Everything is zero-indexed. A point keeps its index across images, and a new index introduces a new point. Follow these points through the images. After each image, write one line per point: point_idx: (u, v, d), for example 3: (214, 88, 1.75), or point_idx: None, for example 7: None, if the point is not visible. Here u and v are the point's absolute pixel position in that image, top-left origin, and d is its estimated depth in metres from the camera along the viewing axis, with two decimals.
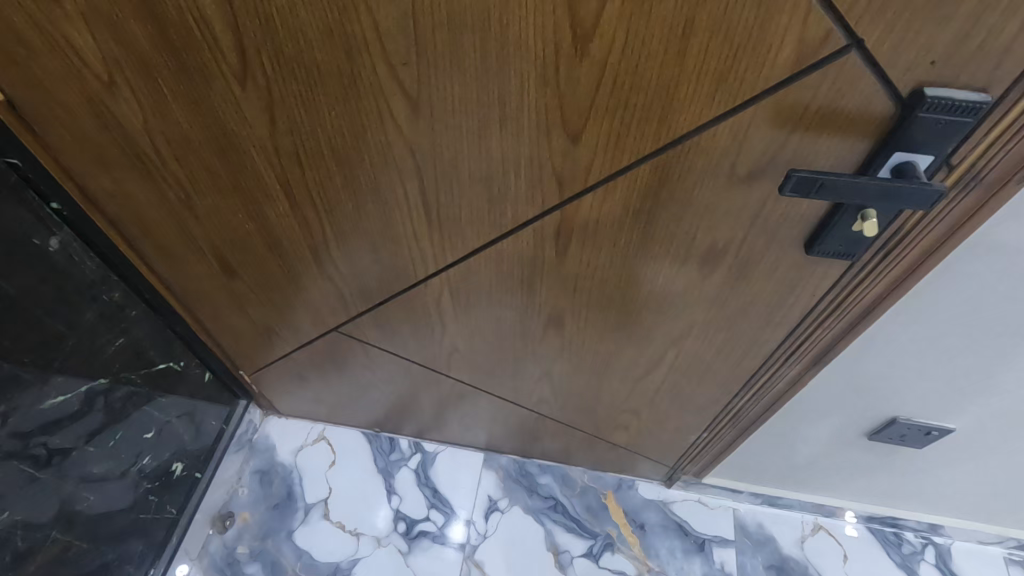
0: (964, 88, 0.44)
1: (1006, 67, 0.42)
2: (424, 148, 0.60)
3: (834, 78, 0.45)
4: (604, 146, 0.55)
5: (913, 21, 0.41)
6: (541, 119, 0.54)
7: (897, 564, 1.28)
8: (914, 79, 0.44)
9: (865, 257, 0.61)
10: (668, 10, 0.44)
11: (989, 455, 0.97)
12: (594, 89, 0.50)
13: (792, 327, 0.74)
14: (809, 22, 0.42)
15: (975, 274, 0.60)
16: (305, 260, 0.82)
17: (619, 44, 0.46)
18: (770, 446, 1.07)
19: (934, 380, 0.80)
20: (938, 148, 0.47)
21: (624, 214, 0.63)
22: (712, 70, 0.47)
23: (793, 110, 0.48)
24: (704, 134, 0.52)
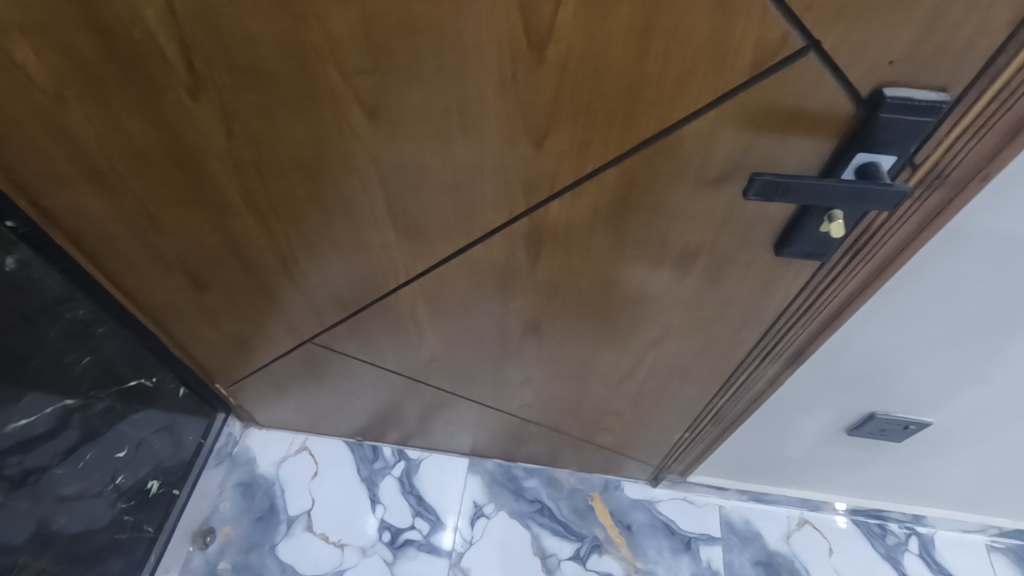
0: (924, 87, 0.43)
1: (965, 66, 0.42)
2: (386, 158, 0.59)
3: (794, 80, 0.44)
4: (569, 152, 0.54)
5: (871, 21, 0.40)
6: (502, 126, 0.53)
7: (882, 556, 1.29)
8: (874, 80, 0.43)
9: (835, 257, 0.61)
10: (623, 15, 0.43)
11: (969, 446, 0.98)
12: (554, 95, 0.49)
13: (767, 327, 0.74)
14: (765, 24, 0.41)
15: (949, 272, 0.60)
16: (274, 272, 0.80)
17: (575, 50, 0.45)
18: (753, 443, 1.08)
19: (907, 377, 0.80)
20: (902, 149, 0.47)
21: (594, 219, 0.62)
22: (672, 73, 0.46)
23: (755, 112, 0.47)
24: (668, 138, 0.51)
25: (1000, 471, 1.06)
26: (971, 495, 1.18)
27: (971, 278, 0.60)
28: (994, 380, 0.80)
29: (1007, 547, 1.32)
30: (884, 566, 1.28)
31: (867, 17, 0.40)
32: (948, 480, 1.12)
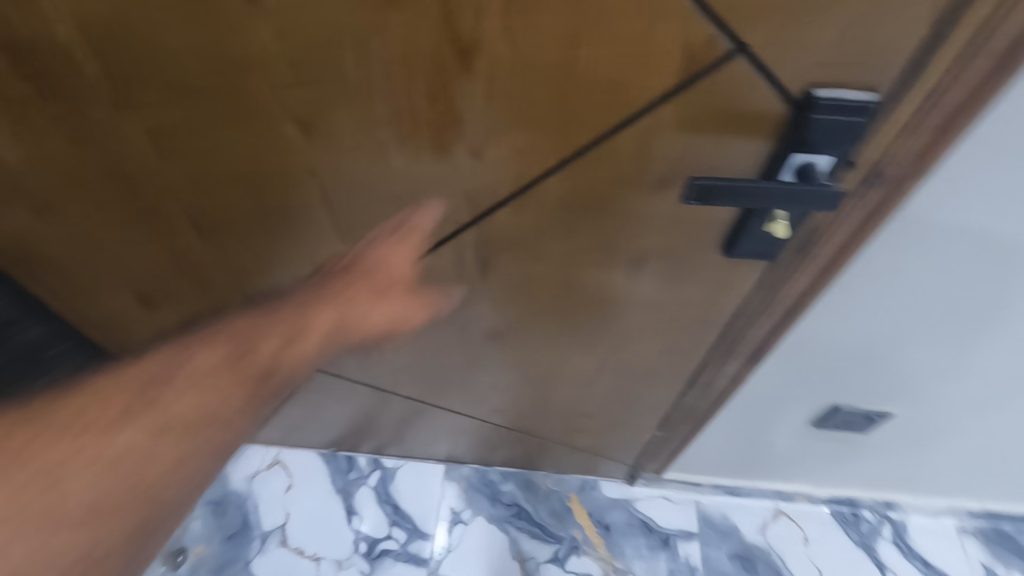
0: (853, 87, 0.43)
1: (892, 65, 0.41)
2: (326, 172, 0.57)
3: (724, 84, 0.44)
4: (510, 160, 0.53)
5: (795, 22, 0.40)
6: (439, 137, 0.52)
7: (857, 543, 1.30)
8: (803, 81, 0.43)
9: (785, 257, 0.61)
10: (547, 23, 0.42)
11: (932, 433, 1.00)
12: (487, 105, 0.48)
13: (726, 326, 0.74)
14: (690, 29, 0.41)
15: (894, 257, 0.61)
16: (226, 289, 0.78)
17: (503, 57, 0.44)
18: (724, 439, 1.08)
19: (866, 367, 0.81)
20: (837, 149, 0.46)
21: (542, 225, 0.61)
22: (602, 80, 0.45)
23: (689, 116, 0.47)
24: (606, 144, 0.50)
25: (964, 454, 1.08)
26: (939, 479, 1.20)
27: (915, 264, 0.62)
28: (950, 369, 0.82)
29: (977, 529, 1.33)
30: (858, 554, 1.29)
31: (792, 19, 0.40)
32: (916, 466, 1.14)
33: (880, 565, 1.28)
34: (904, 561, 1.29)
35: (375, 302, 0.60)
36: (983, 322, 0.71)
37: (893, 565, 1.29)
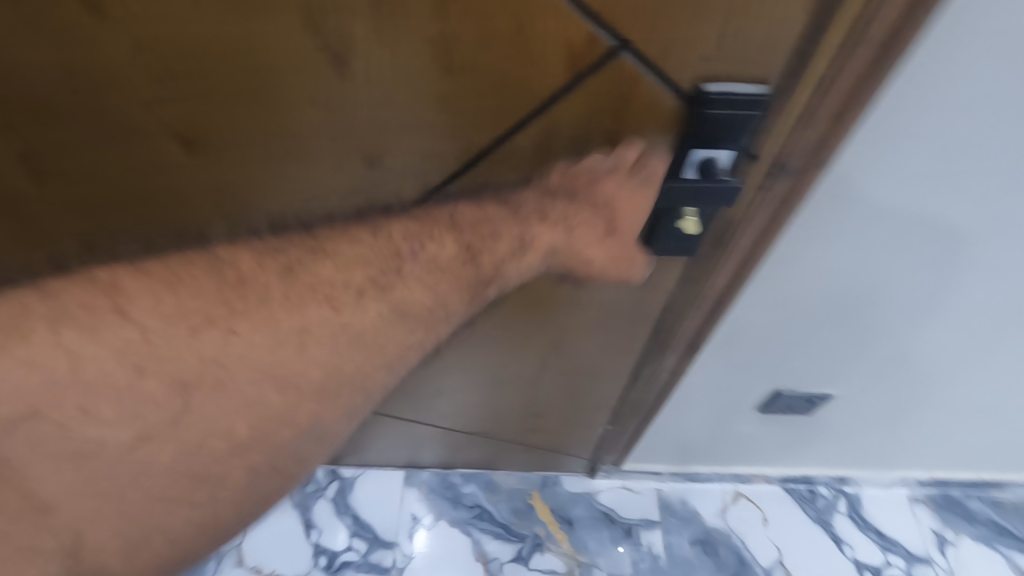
0: (741, 81, 0.42)
1: (776, 57, 0.40)
2: (218, 193, 0.53)
3: (613, 81, 0.43)
4: (408, 170, 0.51)
5: (674, 16, 0.38)
6: (332, 148, 0.49)
7: (813, 519, 1.33)
8: (693, 75, 0.42)
9: (704, 253, 0.60)
10: (421, 24, 0.40)
11: (871, 411, 1.02)
12: (374, 112, 0.46)
13: (658, 322, 0.73)
14: (569, 27, 0.39)
15: (814, 240, 0.62)
16: None
17: (383, 62, 0.42)
18: (678, 430, 1.09)
19: (805, 351, 0.82)
20: (733, 142, 0.46)
21: None
22: (489, 81, 0.43)
23: (584, 115, 0.45)
24: (505, 146, 0.48)
25: (905, 427, 1.12)
26: (885, 451, 1.24)
27: (833, 246, 0.63)
28: (881, 352, 0.83)
29: (927, 497, 1.38)
30: (815, 530, 1.32)
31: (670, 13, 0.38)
32: (862, 442, 1.18)
33: (837, 539, 1.31)
34: (859, 533, 1.33)
35: (620, 216, 0.51)
36: (903, 303, 0.73)
37: (848, 538, 1.32)
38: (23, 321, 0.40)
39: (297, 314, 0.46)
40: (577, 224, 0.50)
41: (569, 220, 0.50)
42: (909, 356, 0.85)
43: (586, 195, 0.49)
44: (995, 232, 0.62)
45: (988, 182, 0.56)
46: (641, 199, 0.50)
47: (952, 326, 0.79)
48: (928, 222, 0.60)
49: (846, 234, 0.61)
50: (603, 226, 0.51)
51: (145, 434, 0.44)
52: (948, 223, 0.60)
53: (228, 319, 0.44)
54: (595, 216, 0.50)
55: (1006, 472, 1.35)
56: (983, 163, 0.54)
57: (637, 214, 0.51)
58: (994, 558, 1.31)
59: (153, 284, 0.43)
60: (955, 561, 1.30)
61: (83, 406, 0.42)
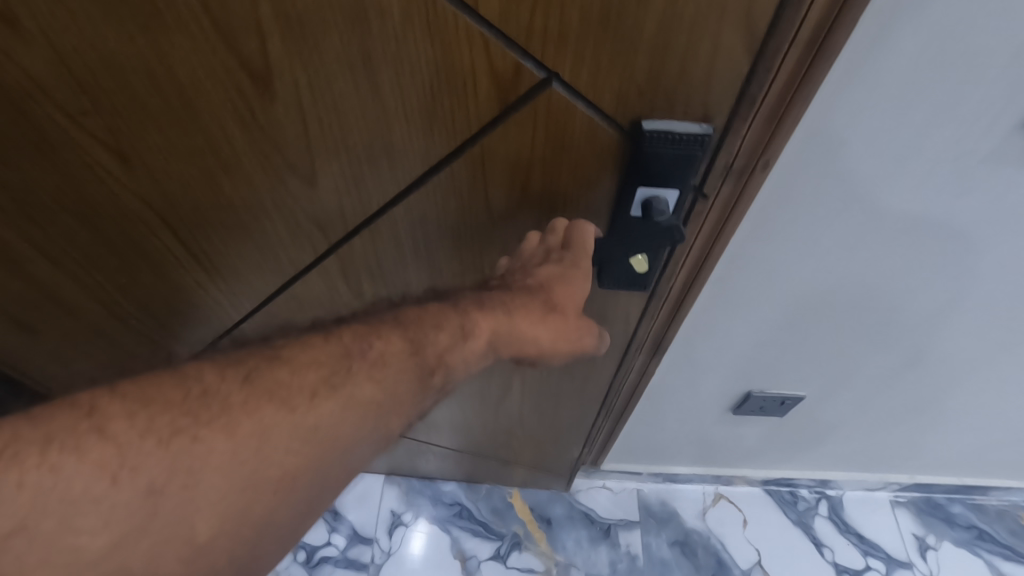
0: (684, 119, 0.40)
1: (716, 97, 0.39)
2: (157, 198, 0.57)
3: (546, 112, 0.41)
4: (344, 189, 0.50)
5: (603, 56, 0.37)
6: (264, 164, 0.50)
7: (794, 522, 1.34)
8: (628, 111, 0.40)
9: (660, 280, 0.59)
10: (338, 46, 0.38)
11: (869, 392, 1.01)
12: (304, 131, 0.46)
13: (622, 347, 0.72)
14: (493, 55, 0.38)
15: (786, 216, 0.62)
16: (95, 309, 0.77)
17: (301, 82, 0.42)
18: (664, 416, 1.11)
19: (785, 330, 0.83)
20: (680, 183, 0.44)
21: (398, 249, 0.57)
22: (416, 105, 0.41)
23: (522, 144, 0.44)
24: (443, 173, 0.47)
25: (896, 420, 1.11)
26: (876, 450, 1.24)
27: (809, 220, 0.63)
28: (874, 327, 0.83)
29: (909, 500, 1.38)
30: (795, 532, 1.33)
31: (598, 56, 0.37)
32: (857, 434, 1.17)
33: (817, 541, 1.32)
34: (840, 536, 1.33)
35: (557, 297, 0.50)
36: (890, 277, 0.72)
37: (830, 542, 1.32)
38: (9, 447, 0.37)
39: (252, 416, 0.42)
40: (515, 306, 0.50)
41: (509, 301, 0.50)
42: (900, 334, 0.84)
43: (526, 276, 0.51)
44: (979, 200, 0.60)
45: (965, 151, 0.54)
46: (577, 277, 0.50)
47: (947, 301, 0.77)
48: (907, 194, 0.59)
49: (814, 215, 0.62)
50: (542, 306, 0.50)
51: (122, 540, 0.37)
52: (929, 194, 0.59)
53: (194, 428, 0.40)
54: (535, 296, 0.50)
55: (991, 478, 1.33)
56: (955, 133, 0.52)
57: (577, 292, 0.50)
58: (976, 562, 1.30)
59: (131, 402, 0.40)
60: (936, 565, 1.29)
61: (69, 516, 0.36)
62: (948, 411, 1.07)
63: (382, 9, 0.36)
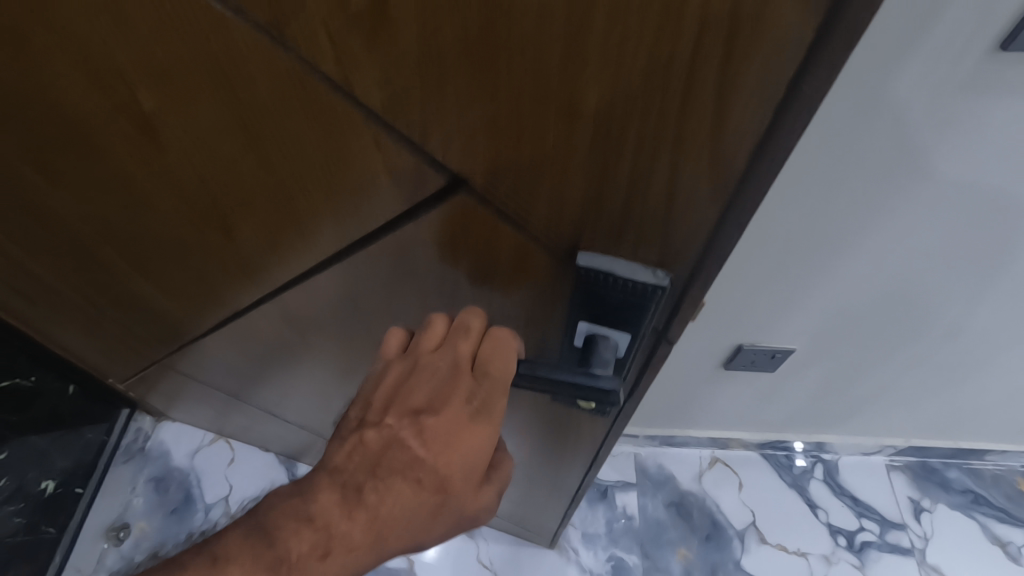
0: (635, 263, 0.31)
1: (675, 241, 0.29)
2: (91, 215, 0.51)
3: (464, 218, 0.32)
4: (264, 249, 0.43)
5: (525, 176, 0.27)
6: (180, 208, 0.43)
7: (789, 485, 1.36)
8: (565, 235, 0.31)
9: (630, 407, 0.49)
10: (213, 110, 0.30)
11: (894, 352, 1.03)
12: (206, 187, 0.38)
13: (586, 461, 0.64)
14: (386, 153, 0.29)
15: (830, 154, 0.69)
16: (74, 298, 0.74)
17: (190, 139, 0.34)
18: (672, 384, 1.18)
19: (811, 289, 0.89)
20: (633, 327, 0.35)
21: (336, 309, 0.50)
22: (313, 188, 0.33)
23: (443, 241, 0.36)
24: (364, 251, 0.39)
25: (889, 392, 1.16)
26: (868, 417, 1.27)
27: (828, 161, 0.69)
28: (904, 280, 0.87)
29: (905, 464, 1.39)
30: (790, 495, 1.35)
31: (517, 177, 0.28)
32: (856, 405, 1.22)
33: (811, 503, 1.34)
34: (834, 498, 1.35)
35: (445, 468, 0.40)
36: (912, 220, 0.76)
37: (824, 503, 1.34)
38: None
39: None
40: (385, 490, 0.40)
41: (379, 484, 0.40)
42: (917, 300, 0.91)
43: (409, 428, 0.40)
44: (1002, 156, 0.68)
45: (950, 77, 0.59)
46: (475, 435, 0.40)
47: (968, 244, 0.80)
48: (935, 148, 0.67)
49: (849, 158, 0.69)
50: (419, 484, 0.40)
51: None
52: (962, 142, 0.66)
53: None
54: (414, 469, 0.40)
55: (986, 441, 1.35)
56: (933, 65, 0.58)
57: (471, 461, 0.40)
58: (970, 525, 1.32)
59: None
60: (930, 528, 1.31)
61: None
62: (945, 377, 1.11)
63: (246, 82, 0.27)
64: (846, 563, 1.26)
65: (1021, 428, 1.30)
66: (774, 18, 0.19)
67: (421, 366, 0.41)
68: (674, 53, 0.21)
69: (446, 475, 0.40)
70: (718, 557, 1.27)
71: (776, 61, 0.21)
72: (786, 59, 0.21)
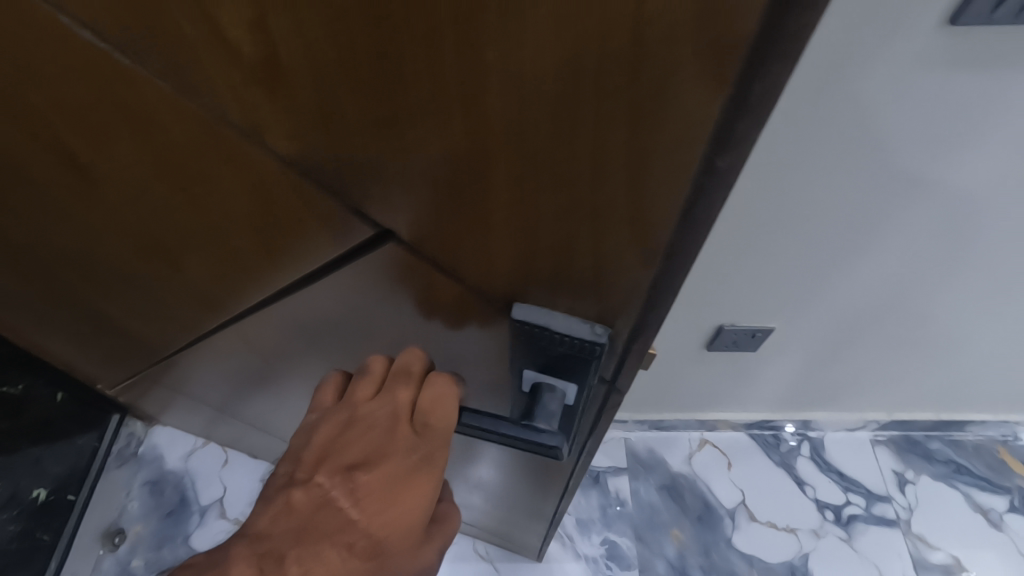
0: (573, 318, 0.30)
1: (612, 298, 0.28)
2: (39, 241, 0.49)
3: (398, 264, 0.31)
4: (213, 280, 0.41)
5: (450, 228, 0.26)
6: (120, 241, 0.41)
7: (777, 463, 1.38)
8: (501, 289, 0.30)
9: (590, 443, 0.49)
10: (132, 153, 0.29)
11: (871, 331, 1.04)
12: (141, 224, 0.37)
13: (558, 491, 0.65)
14: (312, 199, 0.28)
15: (801, 154, 0.70)
16: (42, 316, 0.72)
17: (115, 178, 0.32)
18: (661, 372, 1.19)
19: (794, 284, 0.92)
20: (580, 378, 0.35)
21: (295, 336, 0.49)
22: (247, 226, 0.32)
23: (384, 283, 0.35)
24: (311, 286, 0.38)
25: (873, 370, 1.17)
26: (855, 393, 1.28)
27: (790, 149, 0.69)
28: (882, 271, 0.89)
29: (889, 439, 1.42)
30: (778, 473, 1.37)
31: (443, 228, 0.27)
32: (845, 381, 1.22)
33: (799, 480, 1.36)
34: (821, 474, 1.37)
35: (380, 529, 0.37)
36: (880, 211, 0.78)
37: (811, 479, 1.36)
38: None
39: None
40: (311, 560, 0.36)
41: (304, 553, 0.36)
42: (896, 289, 0.94)
43: (342, 486, 0.38)
44: (968, 151, 0.70)
45: (902, 56, 0.59)
46: (414, 490, 0.38)
47: (937, 223, 0.80)
48: (903, 146, 0.69)
49: (820, 159, 0.70)
50: (350, 550, 0.37)
51: None
52: (928, 140, 0.68)
53: None
54: (346, 533, 0.37)
55: (966, 412, 1.37)
56: (886, 44, 0.58)
57: (410, 518, 0.38)
58: (953, 494, 1.35)
59: None
60: (914, 499, 1.34)
61: None
62: (929, 354, 1.12)
63: (162, 126, 0.26)
64: (834, 537, 1.29)
65: (1001, 399, 1.33)
66: (676, 97, 0.18)
67: (358, 418, 0.39)
68: (579, 123, 0.20)
69: (382, 537, 0.37)
70: (709, 537, 1.29)
71: (684, 139, 0.20)
72: (695, 138, 0.19)
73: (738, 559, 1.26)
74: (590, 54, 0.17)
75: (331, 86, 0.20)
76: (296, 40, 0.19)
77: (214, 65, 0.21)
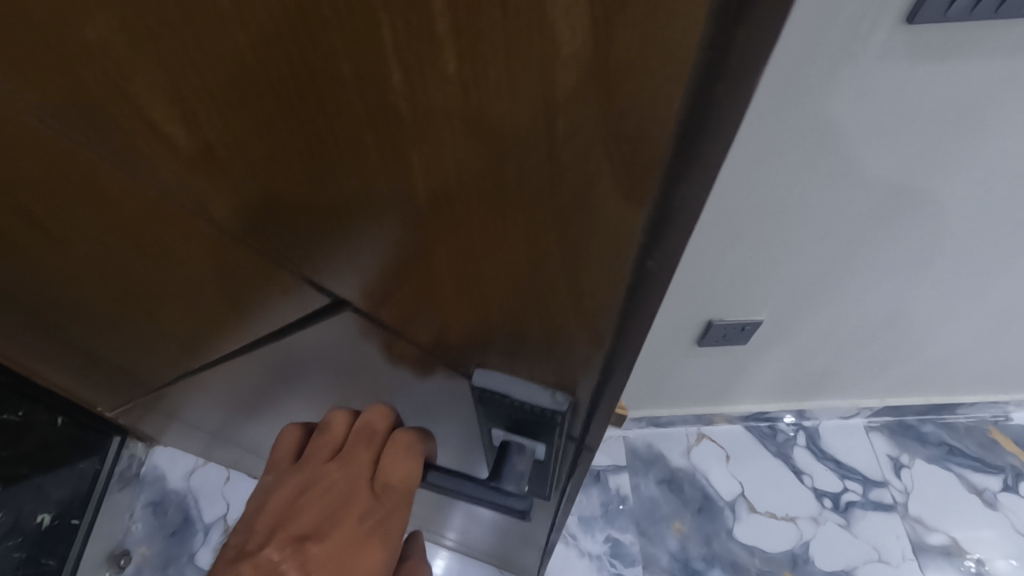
0: (532, 386, 0.32)
1: (572, 360, 0.29)
2: (24, 287, 0.49)
3: (364, 324, 0.32)
4: (192, 330, 0.42)
5: (406, 295, 0.27)
6: (98, 294, 0.42)
7: (773, 453, 1.40)
8: (466, 348, 0.31)
9: (570, 490, 0.50)
10: (93, 224, 0.30)
11: (858, 321, 1.06)
12: (114, 283, 0.37)
13: (548, 523, 0.65)
14: (268, 271, 0.29)
15: (775, 157, 0.71)
16: (37, 351, 0.73)
17: (82, 243, 0.33)
18: (652, 371, 1.21)
19: (781, 283, 0.94)
20: (546, 438, 0.37)
21: (279, 376, 0.50)
22: (214, 290, 0.33)
23: (352, 338, 0.35)
24: (285, 337, 0.39)
25: (863, 358, 1.19)
26: (848, 381, 1.29)
27: (764, 152, 0.70)
28: (867, 265, 0.91)
29: (883, 424, 1.44)
30: (776, 462, 1.39)
31: (402, 300, 0.28)
32: (837, 370, 1.24)
33: (797, 469, 1.38)
34: (818, 463, 1.39)
35: None
36: (861, 206, 0.79)
37: (808, 468, 1.38)
38: None
39: None
40: None
41: None
42: (882, 283, 0.95)
43: (292, 559, 0.37)
44: (942, 146, 0.71)
45: (863, 54, 0.60)
46: (369, 560, 0.38)
47: (908, 214, 0.81)
48: (875, 146, 0.70)
49: (793, 163, 0.72)
50: None
51: None
52: (901, 139, 0.69)
53: None
54: None
55: (958, 395, 1.39)
56: (847, 42, 0.58)
57: None
58: (948, 476, 1.37)
59: None
60: (909, 482, 1.36)
61: None
62: (917, 341, 1.13)
63: (119, 206, 0.27)
64: (833, 523, 1.31)
65: (991, 382, 1.35)
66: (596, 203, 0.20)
67: (315, 480, 0.40)
68: (516, 217, 0.21)
69: None
70: (711, 527, 1.31)
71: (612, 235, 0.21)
72: (626, 232, 0.21)
73: (740, 549, 1.28)
74: (516, 165, 0.19)
75: (282, 189, 0.22)
76: (243, 152, 0.20)
77: (163, 171, 0.22)
